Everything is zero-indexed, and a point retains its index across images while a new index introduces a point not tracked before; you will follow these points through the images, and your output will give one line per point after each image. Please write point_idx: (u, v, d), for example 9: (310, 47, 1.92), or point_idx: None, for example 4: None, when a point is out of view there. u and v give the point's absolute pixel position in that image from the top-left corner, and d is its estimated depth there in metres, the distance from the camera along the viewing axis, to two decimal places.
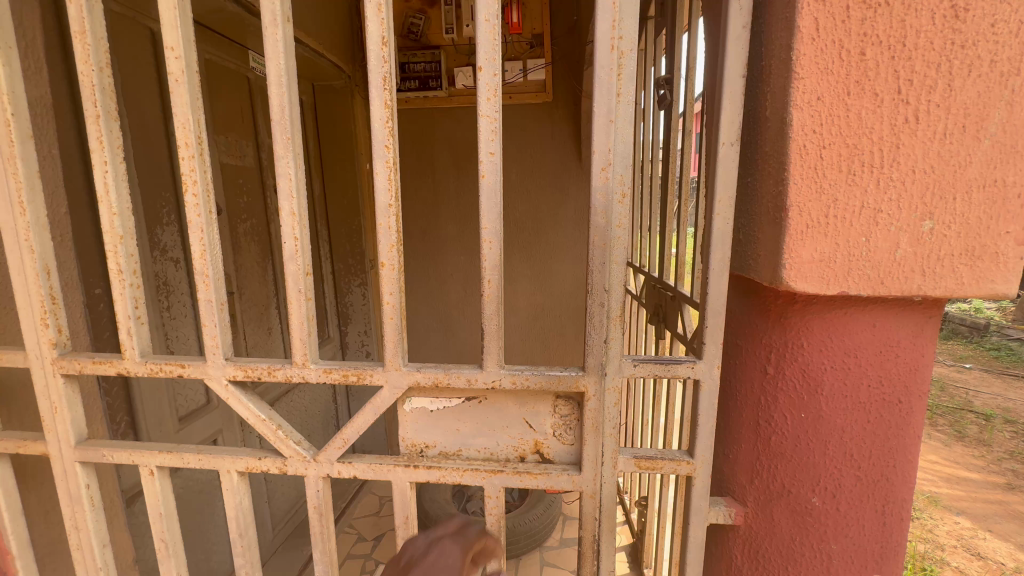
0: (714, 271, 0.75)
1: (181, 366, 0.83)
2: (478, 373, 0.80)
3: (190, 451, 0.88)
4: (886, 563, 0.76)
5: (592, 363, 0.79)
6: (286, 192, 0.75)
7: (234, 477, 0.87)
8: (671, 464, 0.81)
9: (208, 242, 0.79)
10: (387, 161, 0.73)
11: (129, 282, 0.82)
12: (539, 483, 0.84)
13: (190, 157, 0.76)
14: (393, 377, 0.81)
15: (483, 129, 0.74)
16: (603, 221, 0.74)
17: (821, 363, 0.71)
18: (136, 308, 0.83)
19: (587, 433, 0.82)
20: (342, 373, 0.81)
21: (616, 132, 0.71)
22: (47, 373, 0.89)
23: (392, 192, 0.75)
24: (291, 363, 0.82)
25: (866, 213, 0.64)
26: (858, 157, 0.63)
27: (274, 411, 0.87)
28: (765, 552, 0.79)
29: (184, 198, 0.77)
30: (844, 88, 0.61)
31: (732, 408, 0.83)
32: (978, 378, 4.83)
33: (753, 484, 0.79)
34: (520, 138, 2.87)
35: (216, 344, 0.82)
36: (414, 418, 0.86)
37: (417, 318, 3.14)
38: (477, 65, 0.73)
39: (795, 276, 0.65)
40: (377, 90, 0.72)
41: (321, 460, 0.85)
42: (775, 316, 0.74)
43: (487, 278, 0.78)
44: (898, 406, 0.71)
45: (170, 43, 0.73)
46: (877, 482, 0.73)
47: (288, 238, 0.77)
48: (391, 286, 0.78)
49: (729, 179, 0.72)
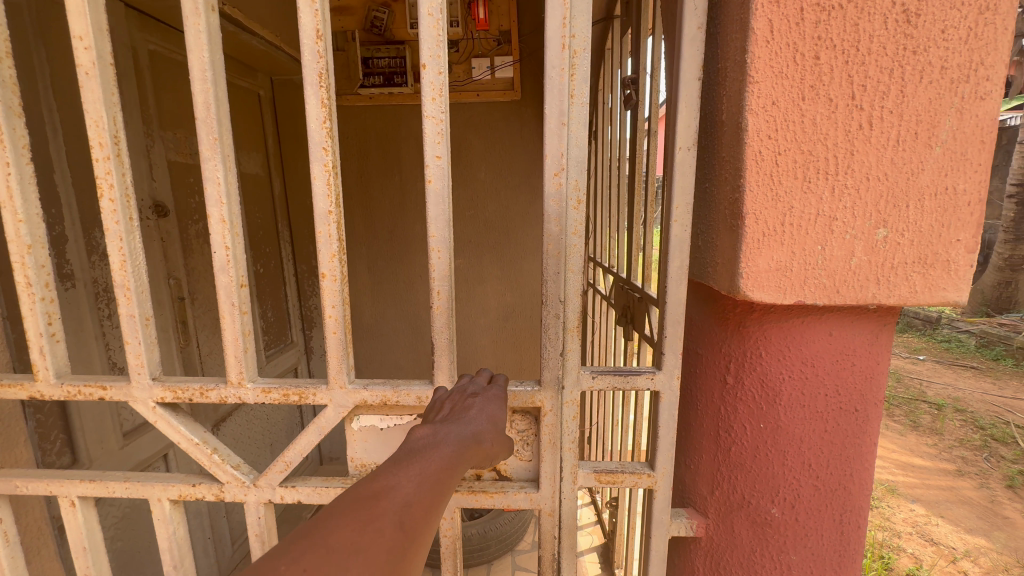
0: (672, 278, 0.73)
1: (102, 388, 0.80)
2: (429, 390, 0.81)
3: (116, 479, 0.85)
4: (844, 571, 0.75)
5: (549, 378, 0.76)
6: (215, 199, 0.72)
7: (166, 505, 0.86)
8: (632, 477, 0.78)
9: (129, 252, 0.75)
10: (326, 164, 0.71)
11: (39, 295, 0.77)
12: (495, 502, 0.82)
13: (105, 158, 0.72)
14: (338, 395, 0.81)
15: (430, 131, 0.72)
16: (557, 229, 0.71)
17: (779, 373, 0.70)
18: (49, 324, 0.79)
19: (545, 449, 0.80)
20: (282, 394, 0.80)
21: (569, 135, 0.68)
22: None
23: (333, 198, 0.73)
24: (226, 384, 0.81)
25: (822, 221, 0.62)
26: (813, 164, 0.61)
27: (209, 434, 0.86)
28: (726, 564, 0.78)
29: (100, 203, 0.73)
30: (798, 92, 0.60)
31: (693, 417, 0.81)
32: (931, 370, 5.05)
33: (714, 495, 0.78)
34: (488, 136, 2.83)
35: (141, 364, 0.80)
36: (363, 436, 0.86)
37: (385, 320, 3.07)
38: (421, 63, 0.71)
39: (752, 285, 0.64)
40: (313, 88, 0.69)
41: (262, 485, 0.84)
42: (733, 325, 0.72)
43: (436, 290, 0.76)
44: (855, 414, 0.71)
45: (78, 31, 0.69)
46: (834, 491, 0.73)
47: (219, 247, 0.75)
48: (334, 299, 0.77)
49: (686, 185, 0.70)
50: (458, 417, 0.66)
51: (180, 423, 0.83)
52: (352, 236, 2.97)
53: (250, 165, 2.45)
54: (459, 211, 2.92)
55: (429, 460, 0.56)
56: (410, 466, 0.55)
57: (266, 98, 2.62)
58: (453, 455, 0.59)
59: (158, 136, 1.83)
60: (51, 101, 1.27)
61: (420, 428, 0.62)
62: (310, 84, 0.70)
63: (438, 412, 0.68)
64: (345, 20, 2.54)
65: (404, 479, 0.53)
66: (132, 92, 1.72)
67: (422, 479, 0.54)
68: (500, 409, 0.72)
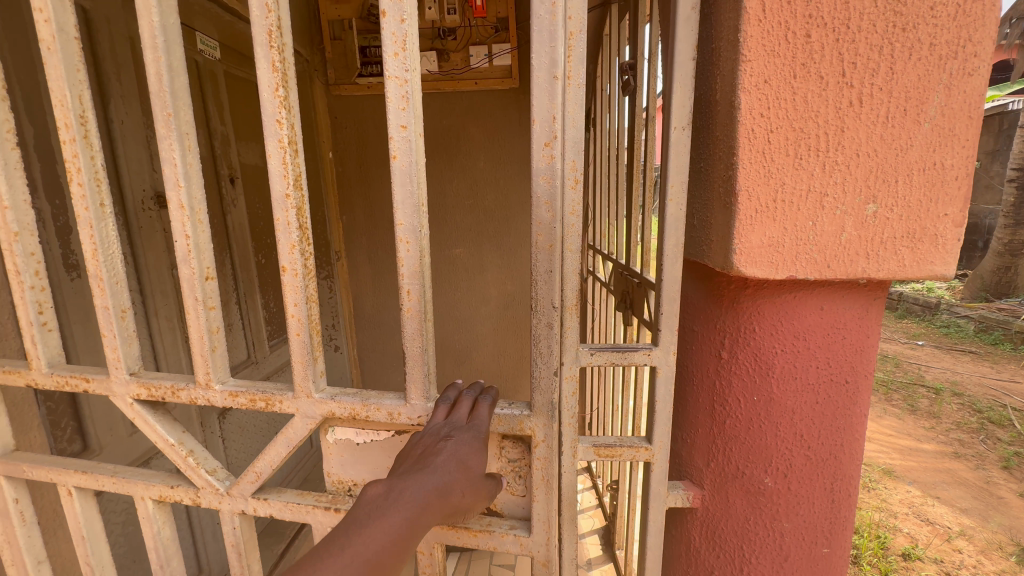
0: (668, 255, 0.74)
1: (85, 379, 0.88)
2: (400, 407, 0.83)
3: (105, 472, 0.93)
4: (835, 538, 0.78)
5: (541, 405, 0.80)
6: (172, 182, 0.76)
7: (149, 504, 0.93)
8: (630, 451, 0.81)
9: (98, 241, 0.80)
10: (279, 139, 0.74)
11: (28, 284, 0.87)
12: (480, 541, 0.86)
13: (71, 139, 0.76)
14: (305, 405, 0.85)
15: (394, 102, 0.73)
16: (547, 214, 0.73)
17: (772, 347, 0.72)
18: (40, 313, 0.89)
19: (536, 485, 0.83)
20: (249, 399, 0.84)
21: (563, 95, 0.69)
22: None
23: (288, 180, 0.76)
24: (194, 385, 0.86)
25: (812, 197, 0.64)
26: (804, 141, 0.62)
27: (186, 435, 0.92)
28: (721, 533, 0.81)
29: (71, 188, 0.78)
30: (790, 71, 0.61)
31: (689, 392, 0.83)
32: (930, 355, 5.08)
33: (710, 467, 0.81)
34: (487, 125, 2.83)
35: (118, 358, 0.86)
36: (339, 450, 0.91)
37: (386, 310, 3.10)
38: (382, 13, 0.71)
39: (745, 261, 0.65)
40: (264, 51, 0.71)
41: (235, 495, 0.89)
42: (728, 301, 0.74)
43: (406, 289, 0.79)
44: (846, 386, 0.73)
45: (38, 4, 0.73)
46: (825, 460, 0.75)
47: (179, 236, 0.78)
48: (297, 297, 0.80)
49: (682, 163, 0.71)
50: (423, 467, 0.68)
51: (157, 422, 0.90)
52: (353, 227, 2.99)
53: (248, 156, 2.46)
54: (458, 200, 2.93)
55: (367, 534, 0.60)
56: (348, 541, 0.59)
57: (265, 88, 2.62)
58: (398, 525, 0.62)
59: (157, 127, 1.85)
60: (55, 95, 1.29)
61: (376, 486, 0.66)
62: (262, 50, 0.71)
63: (408, 459, 0.71)
64: (341, 11, 2.56)
65: (336, 560, 0.57)
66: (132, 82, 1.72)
67: (354, 561, 0.58)
68: (475, 452, 0.72)
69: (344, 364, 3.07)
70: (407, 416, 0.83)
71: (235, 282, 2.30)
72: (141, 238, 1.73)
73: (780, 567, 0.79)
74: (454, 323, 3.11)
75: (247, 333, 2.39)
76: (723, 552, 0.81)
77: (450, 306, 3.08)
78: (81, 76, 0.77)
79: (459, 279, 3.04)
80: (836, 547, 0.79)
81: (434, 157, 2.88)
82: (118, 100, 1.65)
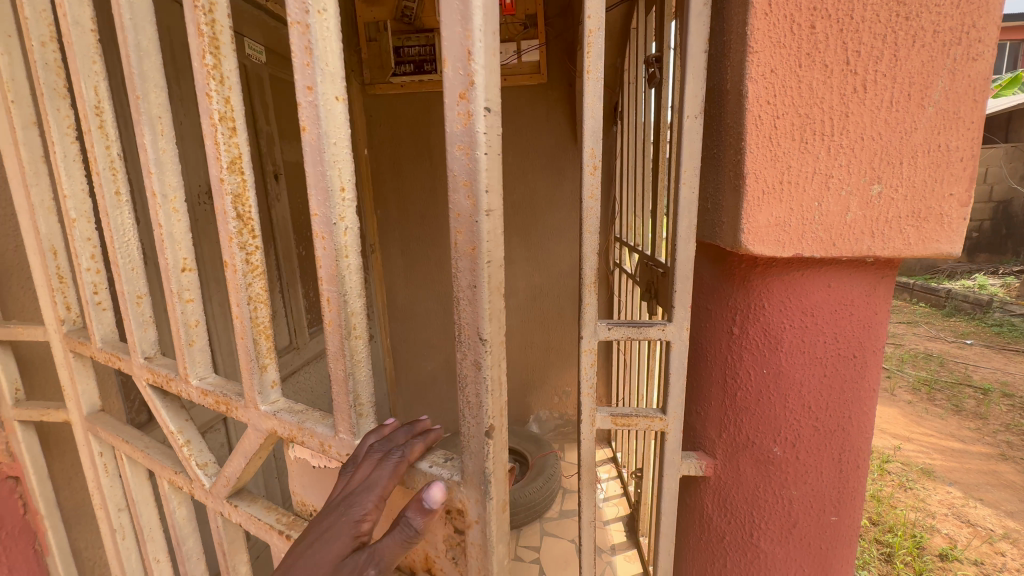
0: (681, 237, 0.79)
1: (116, 357, 1.00)
2: (331, 438, 0.77)
3: (140, 444, 1.06)
4: (844, 507, 0.82)
5: (470, 475, 0.69)
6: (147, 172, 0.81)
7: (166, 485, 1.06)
8: (645, 421, 0.86)
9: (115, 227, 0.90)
10: (210, 116, 0.70)
11: (87, 267, 0.98)
12: None
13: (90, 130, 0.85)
14: (254, 416, 0.85)
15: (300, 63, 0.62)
16: (467, 203, 0.60)
17: (781, 321, 0.76)
18: (96, 292, 1.01)
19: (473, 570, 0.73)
20: (214, 400, 0.89)
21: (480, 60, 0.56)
22: (62, 351, 1.08)
23: (221, 164, 0.72)
24: (178, 377, 0.93)
25: (818, 179, 0.68)
26: (810, 126, 0.67)
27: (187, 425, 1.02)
28: (732, 500, 0.85)
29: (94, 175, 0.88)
30: (795, 60, 0.65)
31: (702, 367, 0.88)
32: (979, 354, 4.85)
33: (722, 438, 0.85)
34: (515, 120, 2.90)
35: (137, 341, 0.97)
36: (298, 467, 0.90)
37: (417, 301, 3.22)
38: None
39: (753, 239, 0.70)
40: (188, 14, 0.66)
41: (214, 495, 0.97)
42: (739, 279, 0.79)
43: (324, 295, 0.70)
44: (853, 360, 0.77)
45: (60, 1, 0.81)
46: (833, 431, 0.79)
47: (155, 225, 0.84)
48: (240, 296, 0.78)
49: (694, 148, 0.76)
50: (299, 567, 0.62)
51: (163, 408, 1.00)
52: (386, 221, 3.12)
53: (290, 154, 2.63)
54: None
55: None
56: None
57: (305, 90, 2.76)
58: None
59: None
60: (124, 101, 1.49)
61: None
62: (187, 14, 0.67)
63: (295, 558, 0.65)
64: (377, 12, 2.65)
65: None
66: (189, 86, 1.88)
67: None
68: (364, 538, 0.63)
69: (378, 352, 3.22)
70: (336, 449, 0.77)
71: (279, 272, 2.47)
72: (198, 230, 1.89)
73: (789, 533, 0.83)
74: None
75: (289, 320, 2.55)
76: (734, 519, 0.86)
77: None
78: (97, 68, 0.85)
79: None
80: (845, 516, 0.82)
81: None
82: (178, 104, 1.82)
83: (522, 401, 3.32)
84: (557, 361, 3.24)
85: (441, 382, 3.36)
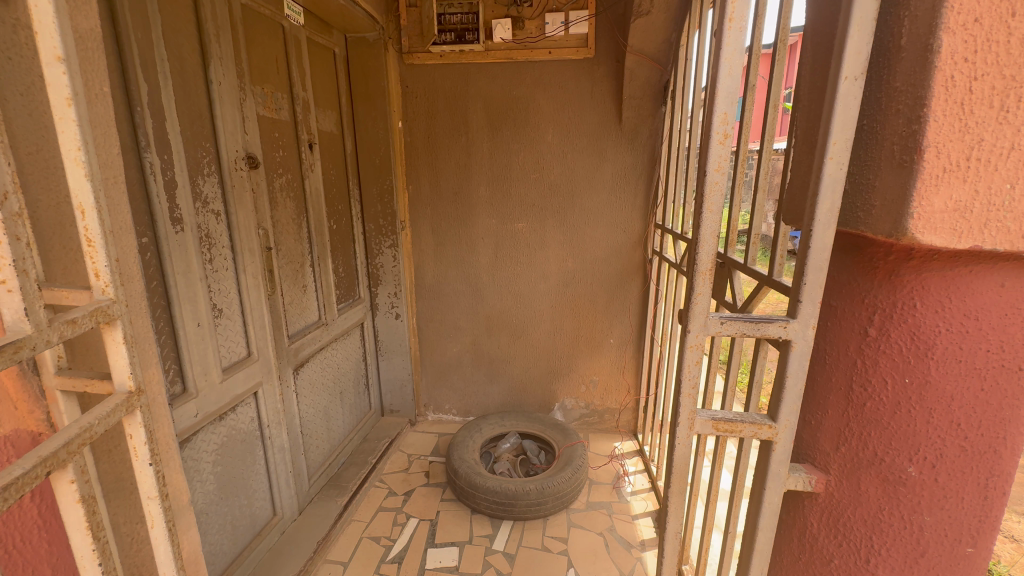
0: (820, 222, 0.68)
1: (108, 327, 0.82)
2: None
3: (143, 460, 0.87)
4: (983, 538, 0.71)
5: None
6: None
7: (156, 505, 0.90)
8: (752, 428, 0.76)
9: (85, 186, 0.76)
10: None
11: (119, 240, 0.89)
12: None
13: (58, 63, 0.72)
14: None
15: None
16: None
17: (934, 325, 0.65)
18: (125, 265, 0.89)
19: None
20: (22, 466, 0.68)
21: None
22: (139, 311, 1.01)
23: None
24: (75, 423, 0.76)
25: (1014, 156, 0.57)
26: (1014, 91, 0.55)
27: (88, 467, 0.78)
28: (846, 521, 0.77)
29: (61, 111, 0.74)
30: (1007, 8, 0.54)
31: (821, 372, 0.79)
32: None
33: (838, 452, 0.77)
34: (556, 96, 2.75)
35: (111, 320, 0.81)
36: None
37: (447, 281, 3.14)
38: None
39: (922, 227, 0.59)
40: None
41: None
42: (883, 274, 0.68)
43: None
44: (1018, 374, 0.64)
45: None
46: (983, 454, 0.68)
47: None
48: None
49: (848, 118, 0.64)
50: None
51: (107, 408, 0.81)
52: (418, 198, 3.02)
53: (325, 123, 2.54)
54: (525, 173, 2.89)
55: None
56: None
57: (341, 57, 2.68)
58: None
59: (250, 91, 1.93)
60: (135, 57, 1.41)
61: None
62: None
63: None
64: None
65: None
66: (228, 45, 1.79)
67: None
68: None
69: (404, 333, 3.15)
70: None
71: (311, 245, 2.40)
72: (233, 197, 1.82)
73: (913, 563, 0.73)
74: (513, 297, 3.10)
75: (319, 296, 2.49)
76: (847, 542, 0.77)
77: (509, 281, 3.08)
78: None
79: (519, 254, 3.02)
80: (982, 548, 0.71)
81: (502, 129, 2.83)
82: (216, 62, 1.73)
83: (548, 388, 3.25)
84: (586, 349, 3.13)
85: (466, 364, 3.29)
